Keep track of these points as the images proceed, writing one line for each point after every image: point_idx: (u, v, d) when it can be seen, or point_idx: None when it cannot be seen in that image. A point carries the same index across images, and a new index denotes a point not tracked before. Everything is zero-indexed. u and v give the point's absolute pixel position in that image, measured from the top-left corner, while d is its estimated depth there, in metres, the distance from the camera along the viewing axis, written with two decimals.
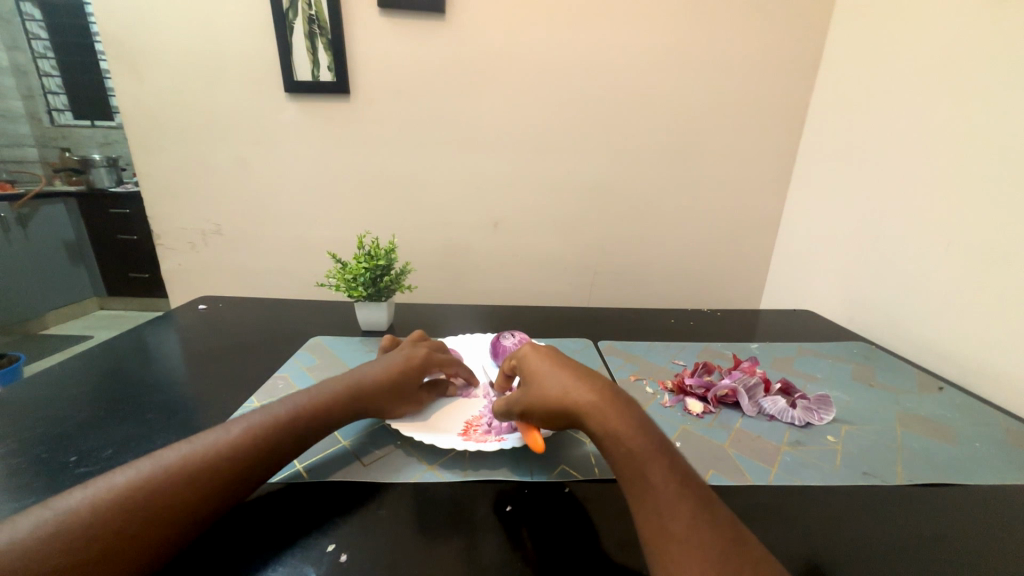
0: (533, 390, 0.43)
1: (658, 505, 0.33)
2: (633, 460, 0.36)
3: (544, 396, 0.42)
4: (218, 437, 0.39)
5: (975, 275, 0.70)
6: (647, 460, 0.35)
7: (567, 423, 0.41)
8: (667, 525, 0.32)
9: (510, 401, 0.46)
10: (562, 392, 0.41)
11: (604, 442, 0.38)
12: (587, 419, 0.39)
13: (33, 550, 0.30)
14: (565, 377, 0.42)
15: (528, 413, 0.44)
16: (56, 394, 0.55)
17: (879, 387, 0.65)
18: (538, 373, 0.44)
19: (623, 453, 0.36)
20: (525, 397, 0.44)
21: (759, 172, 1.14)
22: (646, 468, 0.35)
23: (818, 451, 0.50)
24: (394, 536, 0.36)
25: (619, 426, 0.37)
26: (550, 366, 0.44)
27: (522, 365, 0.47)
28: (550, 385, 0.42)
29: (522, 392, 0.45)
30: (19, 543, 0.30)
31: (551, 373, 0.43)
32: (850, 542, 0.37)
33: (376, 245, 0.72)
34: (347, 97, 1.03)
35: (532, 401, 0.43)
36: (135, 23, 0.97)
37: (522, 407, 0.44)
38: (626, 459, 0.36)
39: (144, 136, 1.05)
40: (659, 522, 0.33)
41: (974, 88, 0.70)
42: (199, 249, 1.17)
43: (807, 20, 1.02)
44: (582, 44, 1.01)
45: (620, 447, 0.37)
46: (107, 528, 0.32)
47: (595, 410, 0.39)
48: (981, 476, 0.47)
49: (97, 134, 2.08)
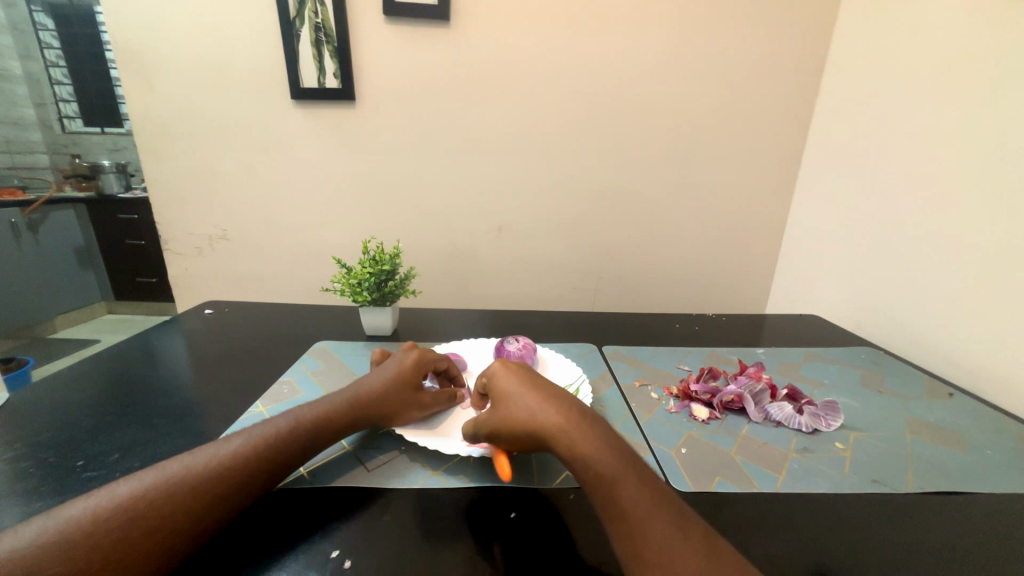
0: (500, 412, 0.43)
1: (631, 528, 0.33)
2: (602, 482, 0.35)
3: (510, 419, 0.42)
4: (218, 449, 0.39)
5: (984, 280, 0.69)
6: (615, 481, 0.35)
7: (536, 445, 0.41)
8: (639, 551, 0.31)
9: (476, 423, 0.45)
10: (529, 413, 0.41)
11: (572, 465, 0.37)
12: (555, 442, 0.39)
13: (35, 558, 0.30)
14: (532, 398, 0.42)
15: (496, 436, 0.43)
16: (63, 399, 0.55)
17: (887, 394, 0.64)
18: (505, 393, 0.44)
19: (592, 476, 0.36)
20: (492, 419, 0.43)
21: (764, 176, 1.14)
22: (616, 489, 0.35)
23: (826, 458, 0.49)
24: (398, 542, 0.36)
25: (587, 448, 0.37)
26: (517, 386, 0.44)
27: (490, 384, 0.47)
28: (516, 406, 0.42)
29: (488, 413, 0.44)
30: (19, 552, 0.30)
31: (518, 393, 0.43)
32: (857, 551, 0.37)
33: (381, 250, 0.73)
34: (352, 104, 1.04)
35: (500, 424, 0.43)
36: (145, 31, 0.98)
37: (490, 430, 0.43)
38: (596, 483, 0.36)
39: (154, 144, 1.07)
40: (630, 549, 0.32)
41: (978, 91, 0.71)
42: (206, 254, 1.18)
43: (809, 25, 1.02)
44: (586, 51, 1.02)
45: (588, 470, 0.36)
46: (104, 539, 0.32)
47: (563, 433, 0.39)
48: (992, 484, 0.46)
49: (107, 141, 2.12)
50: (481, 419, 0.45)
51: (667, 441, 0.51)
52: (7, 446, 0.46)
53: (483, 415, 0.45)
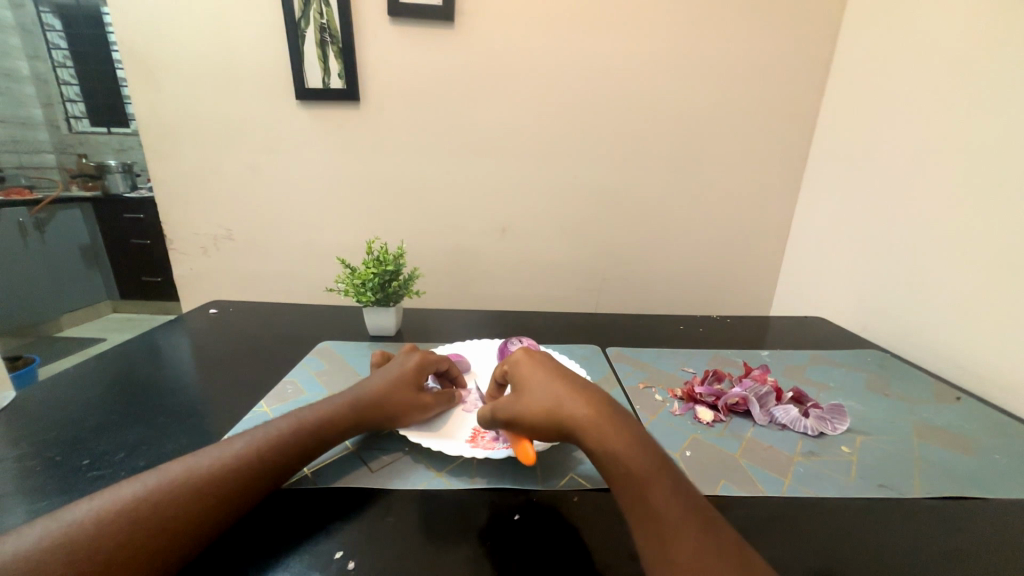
0: (525, 400, 0.43)
1: (659, 527, 0.32)
2: (631, 479, 0.35)
3: (535, 408, 0.41)
4: (222, 451, 0.39)
5: (991, 283, 0.68)
6: (646, 479, 0.35)
7: (558, 436, 0.41)
8: (668, 550, 0.31)
9: (497, 408, 0.45)
10: (557, 404, 0.41)
11: (600, 458, 0.37)
12: (582, 434, 0.39)
13: (37, 560, 0.30)
14: (559, 388, 0.42)
15: (517, 423, 0.42)
16: (69, 398, 0.55)
17: (893, 397, 0.64)
18: (532, 382, 0.44)
19: (622, 471, 0.36)
20: (516, 406, 0.43)
21: (768, 177, 1.13)
22: (645, 488, 0.34)
23: (833, 462, 0.49)
24: (401, 543, 0.36)
25: (616, 443, 0.37)
26: (544, 377, 0.44)
27: (515, 373, 0.47)
28: (542, 395, 0.42)
29: (511, 401, 0.44)
30: (22, 554, 0.30)
31: (545, 382, 0.43)
32: (863, 555, 0.36)
33: (385, 251, 0.73)
34: (356, 104, 1.04)
35: (523, 411, 0.42)
36: (152, 32, 0.99)
37: (511, 417, 0.43)
38: (624, 479, 0.35)
39: (159, 144, 1.07)
40: (660, 547, 0.31)
41: (986, 91, 0.70)
42: (210, 254, 1.19)
43: (815, 25, 1.01)
44: (589, 52, 1.02)
45: (617, 466, 0.36)
46: (107, 540, 0.32)
47: (592, 426, 0.38)
48: (1001, 490, 0.45)
49: (113, 141, 2.13)
50: (503, 404, 0.44)
51: (671, 443, 0.50)
52: (12, 445, 0.46)
53: (505, 401, 0.44)
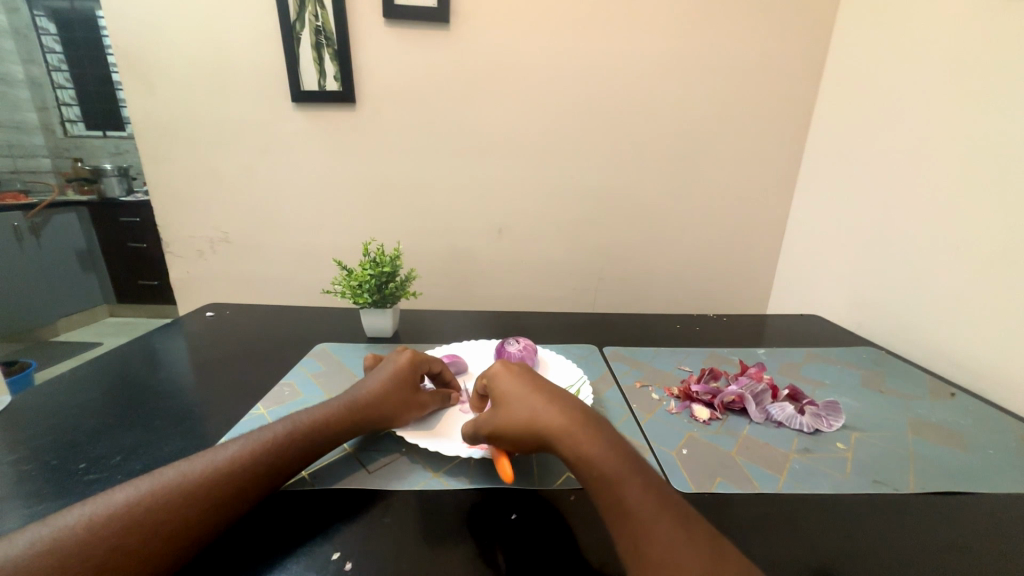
0: (503, 413, 0.43)
1: (636, 529, 0.32)
2: (606, 483, 0.35)
3: (512, 421, 0.42)
4: (215, 456, 0.39)
5: (985, 280, 0.69)
6: (619, 482, 0.35)
7: (538, 446, 0.41)
8: (644, 551, 0.31)
9: (478, 424, 0.45)
10: (532, 415, 0.41)
11: (576, 466, 0.37)
12: (558, 444, 0.39)
13: (28, 566, 0.30)
14: (534, 398, 0.42)
15: (497, 437, 0.43)
16: (64, 403, 0.55)
17: (889, 394, 0.64)
18: (508, 395, 0.44)
19: (597, 477, 0.36)
20: (494, 420, 0.43)
21: (764, 175, 1.14)
22: (620, 491, 0.34)
23: (828, 459, 0.49)
24: (399, 544, 0.36)
25: (590, 450, 0.37)
26: (519, 388, 0.44)
27: (491, 385, 0.47)
28: (518, 407, 0.42)
29: (490, 415, 0.44)
30: (14, 560, 0.30)
31: (519, 394, 0.43)
32: (859, 550, 0.37)
33: (381, 252, 0.73)
34: (352, 106, 1.04)
35: (502, 425, 0.42)
36: (146, 36, 0.99)
37: (491, 431, 0.43)
38: (600, 484, 0.35)
39: (155, 148, 1.07)
40: (637, 550, 0.32)
41: (979, 89, 0.71)
42: (207, 257, 1.18)
43: (808, 24, 1.02)
44: (585, 53, 1.02)
45: (593, 471, 0.36)
46: (99, 545, 0.32)
47: (566, 435, 0.38)
48: (993, 484, 0.46)
49: (109, 145, 2.13)
50: (483, 419, 0.44)
51: (668, 441, 0.51)
52: (9, 450, 0.46)
53: (484, 416, 0.45)
